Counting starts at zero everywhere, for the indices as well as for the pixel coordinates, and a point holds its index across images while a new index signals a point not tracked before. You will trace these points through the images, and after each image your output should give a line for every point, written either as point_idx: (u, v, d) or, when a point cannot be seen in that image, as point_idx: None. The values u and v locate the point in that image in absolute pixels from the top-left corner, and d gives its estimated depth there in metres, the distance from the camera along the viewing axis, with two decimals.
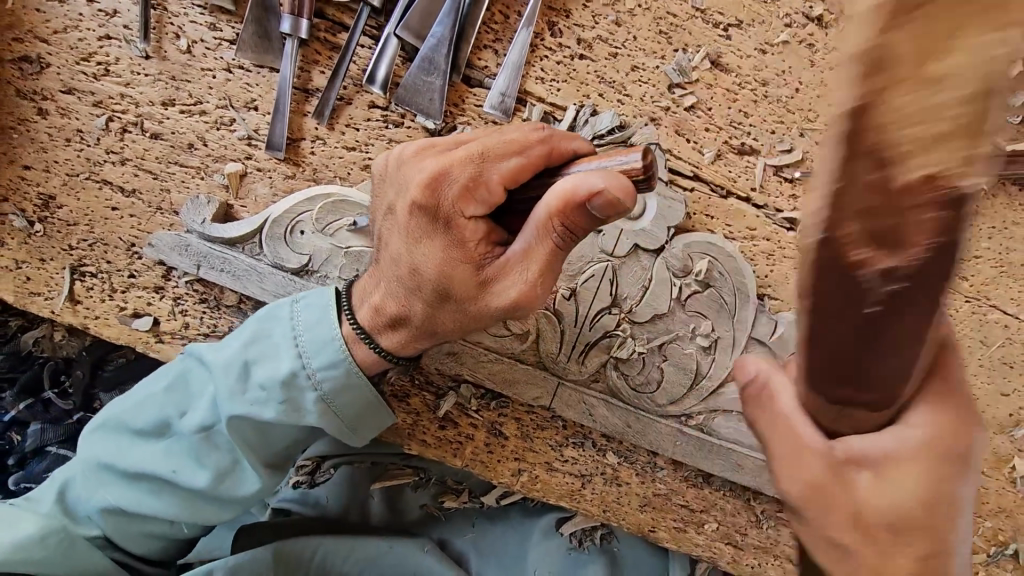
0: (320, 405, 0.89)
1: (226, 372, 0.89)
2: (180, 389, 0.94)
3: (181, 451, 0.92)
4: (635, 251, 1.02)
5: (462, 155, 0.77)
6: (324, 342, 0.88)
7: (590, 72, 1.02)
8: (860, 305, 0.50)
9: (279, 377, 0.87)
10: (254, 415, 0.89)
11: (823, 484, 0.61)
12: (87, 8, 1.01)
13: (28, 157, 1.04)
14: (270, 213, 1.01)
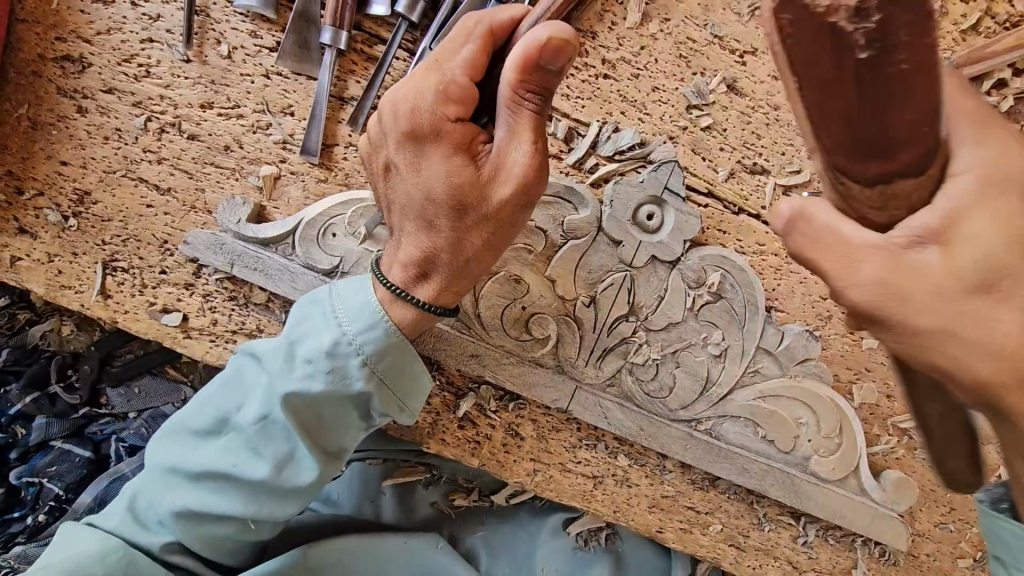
0: (365, 369, 0.91)
1: (274, 357, 0.93)
2: (234, 385, 0.98)
3: (239, 445, 0.94)
4: (652, 261, 1.07)
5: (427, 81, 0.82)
6: (362, 306, 0.91)
7: (613, 91, 1.08)
8: (844, 68, 0.49)
9: (321, 346, 0.90)
10: (305, 389, 0.90)
11: (896, 277, 0.60)
12: (131, 11, 1.04)
13: (65, 153, 1.07)
14: (303, 216, 1.05)
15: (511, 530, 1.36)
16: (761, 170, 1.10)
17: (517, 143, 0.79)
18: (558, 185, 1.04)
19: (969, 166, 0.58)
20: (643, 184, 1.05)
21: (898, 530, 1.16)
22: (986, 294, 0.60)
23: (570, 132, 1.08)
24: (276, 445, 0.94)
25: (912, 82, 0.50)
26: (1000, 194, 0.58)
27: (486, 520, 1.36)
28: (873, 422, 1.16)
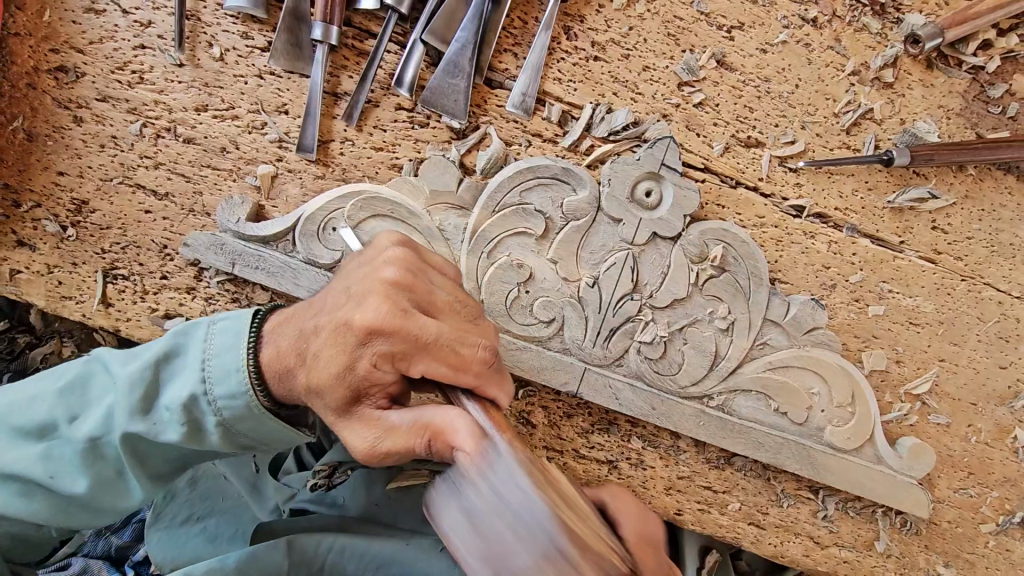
0: (219, 429, 0.87)
1: (130, 388, 0.86)
2: (77, 391, 0.90)
3: (61, 456, 0.87)
4: (654, 239, 1.07)
5: (376, 298, 0.80)
6: (230, 370, 0.86)
7: (604, 72, 1.08)
8: None
9: (181, 401, 0.85)
10: (150, 436, 0.87)
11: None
12: (122, 19, 1.04)
13: (62, 163, 1.07)
14: (303, 212, 1.05)
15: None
16: (756, 143, 1.10)
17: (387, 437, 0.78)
18: (555, 166, 1.04)
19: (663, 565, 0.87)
20: (640, 162, 1.05)
21: (918, 498, 1.15)
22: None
23: (564, 115, 1.09)
24: (108, 464, 0.89)
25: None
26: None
27: None
28: (885, 389, 1.15)
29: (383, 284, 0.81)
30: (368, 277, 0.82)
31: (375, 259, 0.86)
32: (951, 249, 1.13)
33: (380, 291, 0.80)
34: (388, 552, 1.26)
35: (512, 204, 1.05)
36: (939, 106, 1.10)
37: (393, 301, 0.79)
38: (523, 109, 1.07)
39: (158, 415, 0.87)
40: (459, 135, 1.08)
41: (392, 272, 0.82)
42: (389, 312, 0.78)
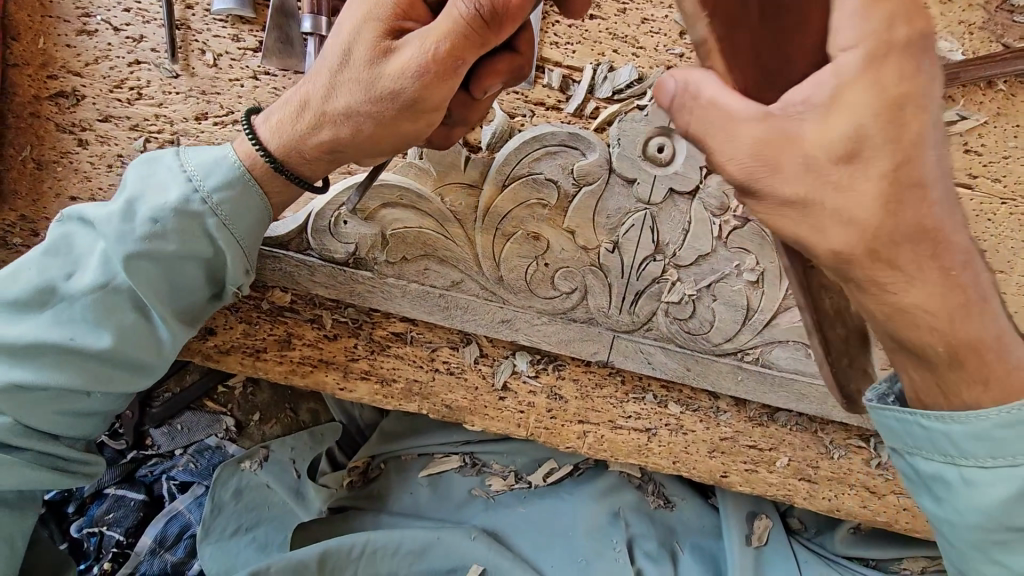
0: (224, 229, 0.86)
1: (111, 221, 0.84)
2: (60, 252, 0.88)
3: (72, 316, 0.86)
4: (671, 196, 1.03)
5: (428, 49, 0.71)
6: (214, 164, 0.86)
7: (601, 30, 1.05)
8: None
9: (173, 205, 0.84)
10: (123, 336, 0.87)
11: (768, 141, 0.57)
12: (115, 37, 1.04)
13: (73, 188, 1.07)
14: (312, 208, 1.03)
15: (550, 506, 1.35)
16: None
17: (413, 94, 0.74)
18: (561, 132, 1.01)
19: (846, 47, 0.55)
20: (648, 118, 1.02)
21: None
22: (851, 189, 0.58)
23: (565, 80, 1.05)
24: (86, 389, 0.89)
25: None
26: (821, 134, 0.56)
27: (525, 498, 1.37)
28: None
29: (402, 90, 0.74)
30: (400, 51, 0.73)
31: (369, 5, 0.75)
32: (988, 171, 1.07)
33: (362, 73, 0.76)
34: (422, 543, 1.26)
35: (519, 174, 1.03)
36: (960, 22, 1.04)
37: (450, 77, 0.73)
38: (524, 78, 1.04)
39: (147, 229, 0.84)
40: None
41: (391, 33, 0.75)
42: (434, 76, 0.72)
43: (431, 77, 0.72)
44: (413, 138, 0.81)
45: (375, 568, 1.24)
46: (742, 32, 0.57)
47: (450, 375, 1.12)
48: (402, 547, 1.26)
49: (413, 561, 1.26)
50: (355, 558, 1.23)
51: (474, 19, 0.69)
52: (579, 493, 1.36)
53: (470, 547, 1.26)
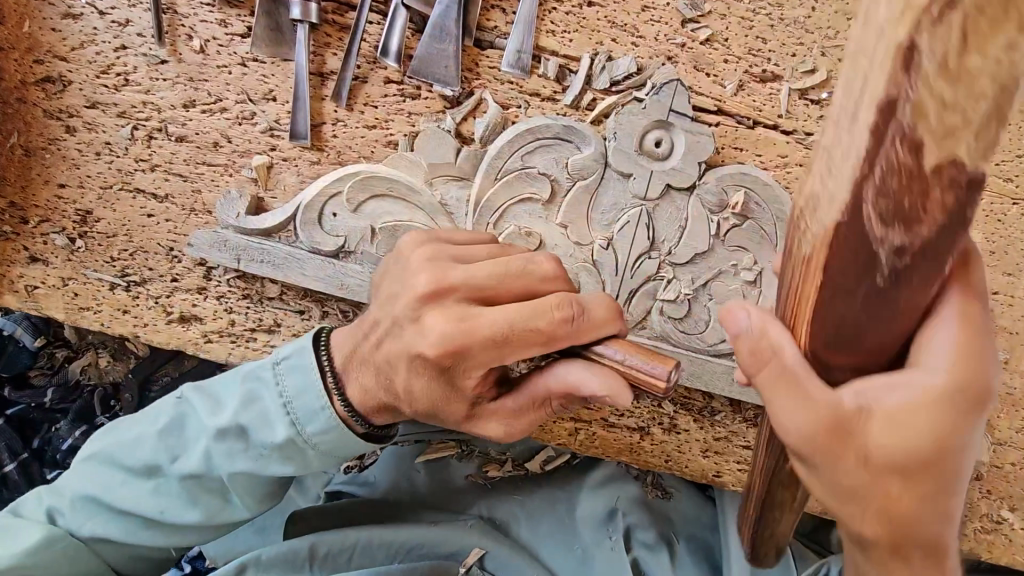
0: (320, 457, 0.90)
1: (225, 433, 0.90)
2: (175, 431, 0.94)
3: (170, 492, 0.93)
4: (668, 191, 1.00)
5: (489, 326, 0.71)
6: (315, 410, 0.87)
7: (600, 18, 1.01)
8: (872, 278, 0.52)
9: (277, 442, 0.89)
10: (256, 469, 0.91)
11: (853, 323, 0.55)
12: (100, 21, 1.02)
13: (62, 175, 1.06)
14: (301, 200, 1.02)
15: (547, 495, 1.36)
16: (772, 77, 1.02)
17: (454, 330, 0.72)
18: (556, 125, 0.99)
19: (939, 370, 0.55)
20: (646, 110, 0.99)
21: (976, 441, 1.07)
22: (848, 348, 0.56)
23: (561, 71, 1.02)
24: (211, 497, 0.94)
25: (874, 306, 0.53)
26: (962, 402, 0.55)
27: (522, 488, 1.37)
28: None
29: (466, 330, 0.71)
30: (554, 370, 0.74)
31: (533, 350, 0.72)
32: (1000, 170, 1.04)
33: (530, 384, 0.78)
34: (413, 541, 1.24)
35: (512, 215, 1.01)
36: None
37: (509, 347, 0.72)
38: (520, 67, 1.01)
39: (254, 450, 0.91)
40: (453, 103, 1.03)
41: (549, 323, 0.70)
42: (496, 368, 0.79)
43: (465, 317, 0.72)
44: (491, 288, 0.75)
45: (369, 561, 1.23)
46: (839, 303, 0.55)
47: None
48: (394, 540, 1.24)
49: (404, 556, 1.24)
50: (344, 551, 1.22)
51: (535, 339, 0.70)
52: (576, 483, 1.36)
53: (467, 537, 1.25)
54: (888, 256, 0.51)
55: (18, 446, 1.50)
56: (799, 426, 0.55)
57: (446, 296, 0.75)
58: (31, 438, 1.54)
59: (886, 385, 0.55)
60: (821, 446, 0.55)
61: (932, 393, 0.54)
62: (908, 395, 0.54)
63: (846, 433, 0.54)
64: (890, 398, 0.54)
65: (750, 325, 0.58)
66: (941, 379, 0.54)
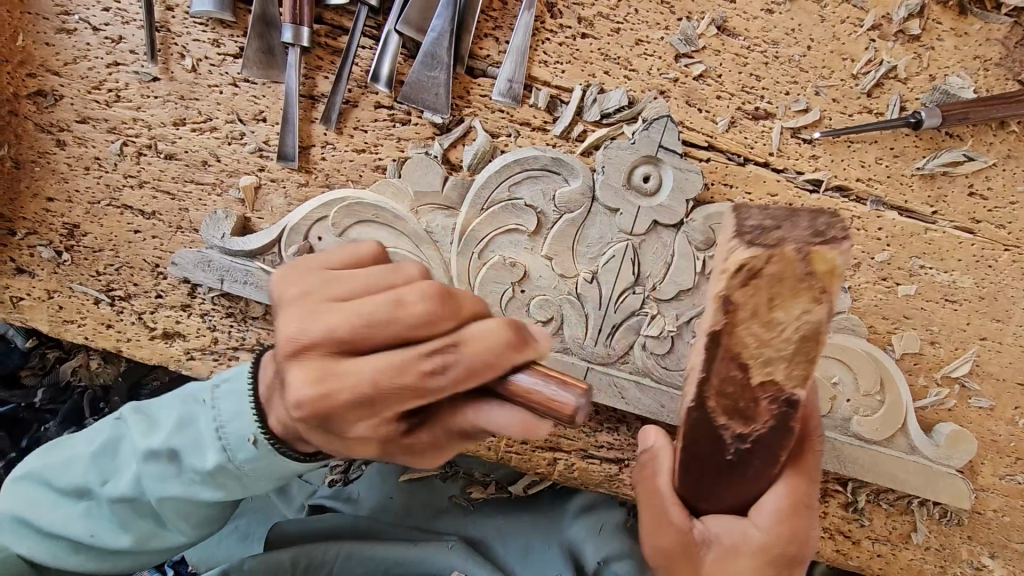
0: (252, 483, 0.87)
1: (153, 456, 0.86)
2: (109, 453, 0.91)
3: (101, 515, 0.90)
4: (655, 227, 1.00)
5: (348, 334, 0.62)
6: (244, 438, 0.82)
7: (593, 50, 1.01)
8: (723, 453, 0.69)
9: (205, 470, 0.84)
10: (184, 496, 0.87)
11: (695, 489, 0.72)
12: (93, 37, 1.02)
13: (50, 189, 1.06)
14: (287, 222, 1.02)
15: (526, 520, 1.33)
16: (765, 114, 1.02)
17: (318, 339, 0.63)
18: (544, 157, 0.99)
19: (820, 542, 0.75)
20: (635, 146, 0.98)
21: (958, 488, 1.06)
22: (802, 510, 0.71)
23: (552, 101, 1.02)
24: (144, 520, 0.91)
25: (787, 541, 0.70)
26: (767, 562, 0.70)
27: (505, 509, 1.35)
28: (918, 373, 1.06)
29: (332, 335, 0.62)
30: (468, 412, 0.66)
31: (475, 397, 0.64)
32: (992, 216, 1.03)
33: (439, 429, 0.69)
34: (400, 555, 1.21)
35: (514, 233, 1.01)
36: (975, 56, 0.99)
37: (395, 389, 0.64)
38: (511, 96, 1.01)
39: (184, 476, 0.87)
40: (442, 129, 1.03)
41: (428, 335, 0.61)
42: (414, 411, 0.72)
43: (338, 328, 0.62)
44: (358, 292, 0.65)
45: None
46: (708, 467, 0.70)
47: None
48: (374, 560, 1.20)
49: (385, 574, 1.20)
50: (332, 559, 1.19)
51: (418, 341, 0.61)
52: (558, 510, 1.35)
53: (450, 560, 1.21)
54: (731, 436, 0.68)
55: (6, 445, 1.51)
56: (655, 545, 0.74)
57: (323, 298, 0.65)
58: (19, 437, 1.54)
59: (723, 518, 0.73)
60: (664, 558, 0.74)
61: (747, 547, 0.70)
62: (740, 540, 0.70)
63: (694, 558, 0.71)
64: (719, 548, 0.71)
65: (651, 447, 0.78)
66: (762, 535, 0.70)
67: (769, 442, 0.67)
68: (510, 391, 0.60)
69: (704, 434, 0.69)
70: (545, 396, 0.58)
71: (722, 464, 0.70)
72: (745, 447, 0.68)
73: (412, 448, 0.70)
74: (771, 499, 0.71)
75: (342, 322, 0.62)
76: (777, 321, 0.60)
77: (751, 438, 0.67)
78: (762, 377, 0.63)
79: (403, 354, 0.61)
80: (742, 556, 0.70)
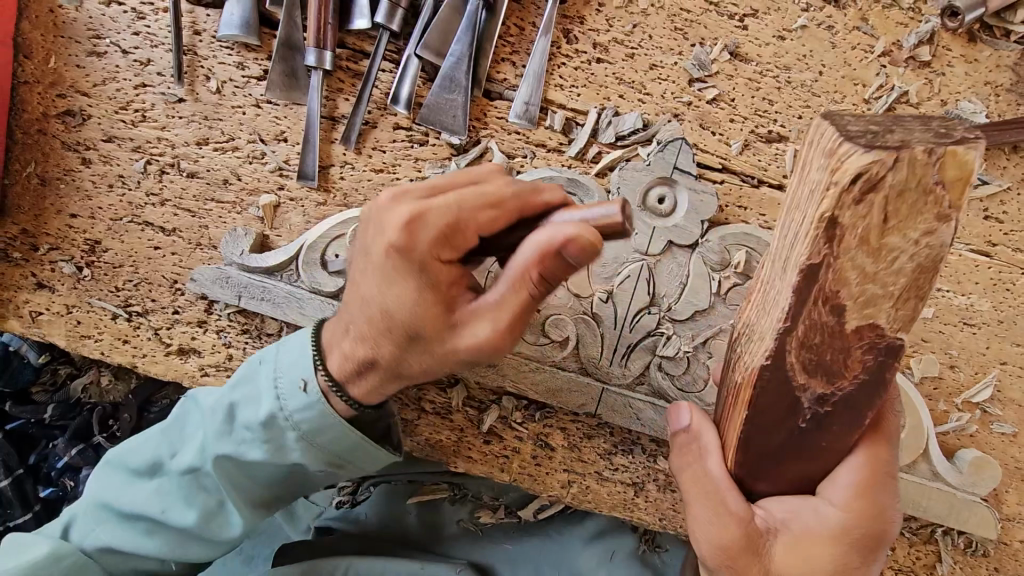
0: (302, 444, 0.85)
1: (214, 416, 0.88)
2: (176, 429, 0.93)
3: (170, 490, 0.89)
4: (670, 247, 1.00)
5: (441, 204, 0.67)
6: (297, 383, 0.84)
7: (609, 75, 1.03)
8: (796, 420, 0.65)
9: (259, 419, 0.84)
10: (241, 456, 0.86)
11: (777, 465, 0.69)
12: (123, 59, 1.05)
13: (74, 206, 1.09)
14: (305, 240, 1.03)
15: (537, 546, 1.29)
16: (778, 137, 1.03)
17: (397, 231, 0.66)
18: (560, 178, 1.00)
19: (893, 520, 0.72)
20: (650, 167, 0.99)
21: (985, 516, 1.03)
22: (874, 489, 0.69)
23: (568, 123, 1.03)
24: (208, 494, 0.89)
25: (868, 508, 0.69)
26: (843, 544, 0.68)
27: (514, 534, 1.32)
28: (938, 397, 1.05)
29: (434, 218, 0.67)
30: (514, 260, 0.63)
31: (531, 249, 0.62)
32: (1008, 239, 1.03)
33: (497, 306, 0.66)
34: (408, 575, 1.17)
35: None
36: (985, 82, 1.00)
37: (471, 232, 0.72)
38: (528, 118, 1.03)
39: (240, 435, 0.86)
40: (459, 150, 1.05)
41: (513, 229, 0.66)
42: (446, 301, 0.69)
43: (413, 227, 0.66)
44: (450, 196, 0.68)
45: None
46: (762, 444, 0.68)
47: (436, 414, 1.11)
48: None
49: None
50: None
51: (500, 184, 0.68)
52: (570, 535, 1.32)
53: None
54: (810, 399, 0.63)
55: (14, 462, 1.50)
56: (711, 538, 0.70)
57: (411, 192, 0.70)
58: (27, 454, 1.54)
59: (783, 501, 0.71)
60: (726, 555, 0.69)
61: (828, 531, 0.68)
62: (813, 523, 0.68)
63: (762, 549, 0.68)
64: (789, 535, 0.68)
65: (688, 426, 0.78)
66: (838, 515, 0.68)
67: (849, 403, 0.63)
68: (563, 221, 0.63)
69: (778, 394, 0.64)
70: (589, 216, 0.61)
71: (847, 426, 0.65)
72: (824, 411, 0.64)
73: (476, 314, 0.67)
74: (849, 469, 0.69)
75: (435, 213, 0.67)
76: (895, 246, 0.55)
77: (835, 400, 0.63)
78: (860, 321, 0.59)
79: (484, 202, 0.67)
80: (819, 540, 0.67)
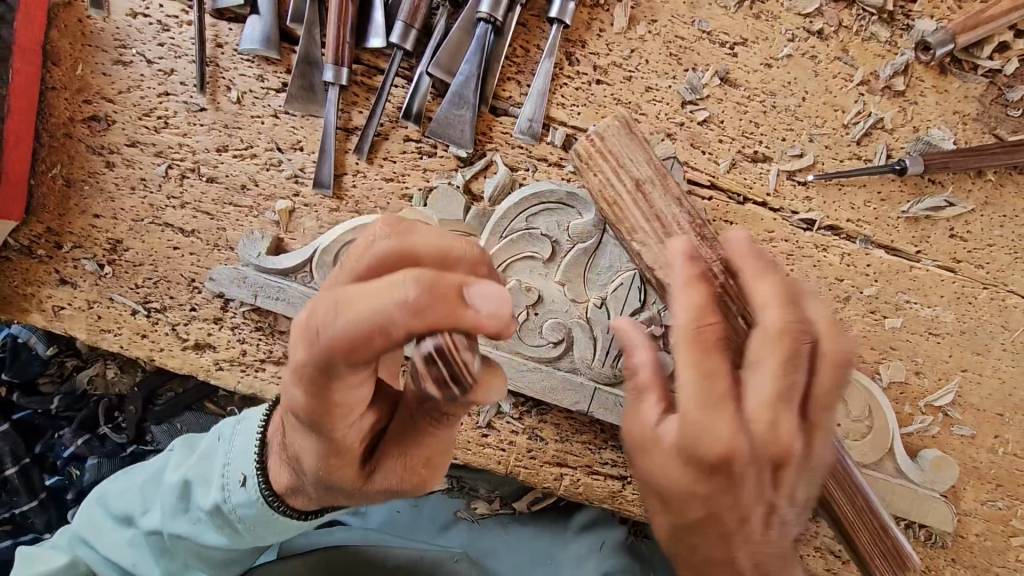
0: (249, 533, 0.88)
1: (172, 495, 0.92)
2: (154, 485, 0.98)
3: (140, 547, 0.96)
4: None
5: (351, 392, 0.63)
6: (242, 480, 0.86)
7: (607, 95, 1.10)
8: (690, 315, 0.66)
9: (208, 506, 0.88)
10: (194, 534, 0.91)
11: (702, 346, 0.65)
12: (148, 68, 1.11)
13: (97, 207, 1.14)
14: (319, 244, 1.09)
15: (530, 533, 1.37)
16: (763, 157, 1.11)
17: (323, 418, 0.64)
18: (560, 191, 1.06)
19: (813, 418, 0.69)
20: None
21: (942, 511, 1.12)
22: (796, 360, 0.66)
23: (568, 139, 1.10)
24: (170, 559, 0.96)
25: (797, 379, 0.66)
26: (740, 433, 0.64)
27: (508, 523, 1.39)
28: (903, 401, 1.14)
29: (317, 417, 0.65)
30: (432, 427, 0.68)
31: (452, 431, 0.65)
32: (971, 256, 1.11)
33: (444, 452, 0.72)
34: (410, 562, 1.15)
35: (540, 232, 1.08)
36: (954, 111, 1.08)
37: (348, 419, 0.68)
38: (530, 134, 1.09)
39: (194, 515, 0.91)
40: (465, 162, 1.11)
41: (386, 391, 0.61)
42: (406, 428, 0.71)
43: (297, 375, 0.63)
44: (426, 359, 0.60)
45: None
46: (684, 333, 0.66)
47: None
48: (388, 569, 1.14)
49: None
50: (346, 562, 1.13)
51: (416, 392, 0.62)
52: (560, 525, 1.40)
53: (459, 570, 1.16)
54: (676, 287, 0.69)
55: (22, 451, 1.54)
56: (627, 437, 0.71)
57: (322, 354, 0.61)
58: (33, 443, 1.58)
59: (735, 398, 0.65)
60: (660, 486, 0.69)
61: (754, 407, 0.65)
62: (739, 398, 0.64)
63: (649, 445, 0.68)
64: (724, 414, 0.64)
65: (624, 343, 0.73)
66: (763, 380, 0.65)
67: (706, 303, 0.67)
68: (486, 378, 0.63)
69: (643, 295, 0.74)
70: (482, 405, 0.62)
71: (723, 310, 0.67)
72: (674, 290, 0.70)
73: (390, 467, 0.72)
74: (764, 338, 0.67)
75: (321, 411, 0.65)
76: None
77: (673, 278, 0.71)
78: None
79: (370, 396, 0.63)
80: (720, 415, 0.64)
